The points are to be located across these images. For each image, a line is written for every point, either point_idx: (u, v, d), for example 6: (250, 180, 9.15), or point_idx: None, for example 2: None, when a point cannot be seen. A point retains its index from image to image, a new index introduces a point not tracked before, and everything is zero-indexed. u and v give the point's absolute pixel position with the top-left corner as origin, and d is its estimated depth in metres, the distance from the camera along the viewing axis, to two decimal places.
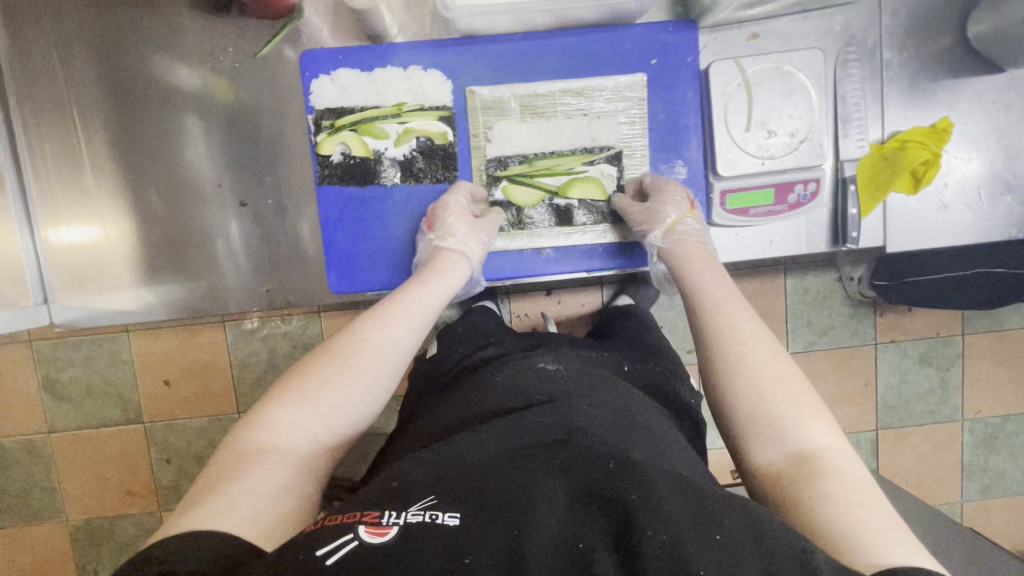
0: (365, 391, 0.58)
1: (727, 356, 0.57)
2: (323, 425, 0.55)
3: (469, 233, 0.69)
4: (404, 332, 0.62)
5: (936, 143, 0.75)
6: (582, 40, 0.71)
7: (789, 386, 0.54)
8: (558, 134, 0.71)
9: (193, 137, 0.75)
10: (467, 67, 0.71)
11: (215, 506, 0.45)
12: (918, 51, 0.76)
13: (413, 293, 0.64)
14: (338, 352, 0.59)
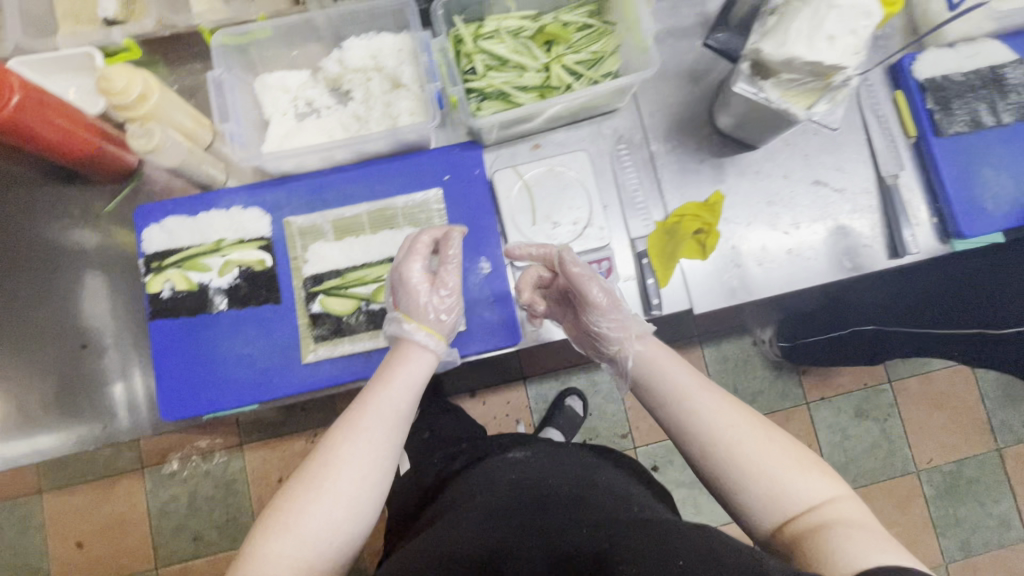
0: (351, 509, 0.54)
1: (724, 449, 0.53)
2: (313, 555, 0.52)
3: (431, 303, 0.69)
4: (371, 443, 0.57)
5: (710, 214, 0.85)
6: (381, 168, 0.82)
7: (788, 453, 0.52)
8: (367, 247, 0.80)
9: (92, 291, 0.86)
10: (286, 202, 0.81)
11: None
12: (684, 143, 0.88)
13: (378, 395, 0.60)
14: (307, 482, 0.54)
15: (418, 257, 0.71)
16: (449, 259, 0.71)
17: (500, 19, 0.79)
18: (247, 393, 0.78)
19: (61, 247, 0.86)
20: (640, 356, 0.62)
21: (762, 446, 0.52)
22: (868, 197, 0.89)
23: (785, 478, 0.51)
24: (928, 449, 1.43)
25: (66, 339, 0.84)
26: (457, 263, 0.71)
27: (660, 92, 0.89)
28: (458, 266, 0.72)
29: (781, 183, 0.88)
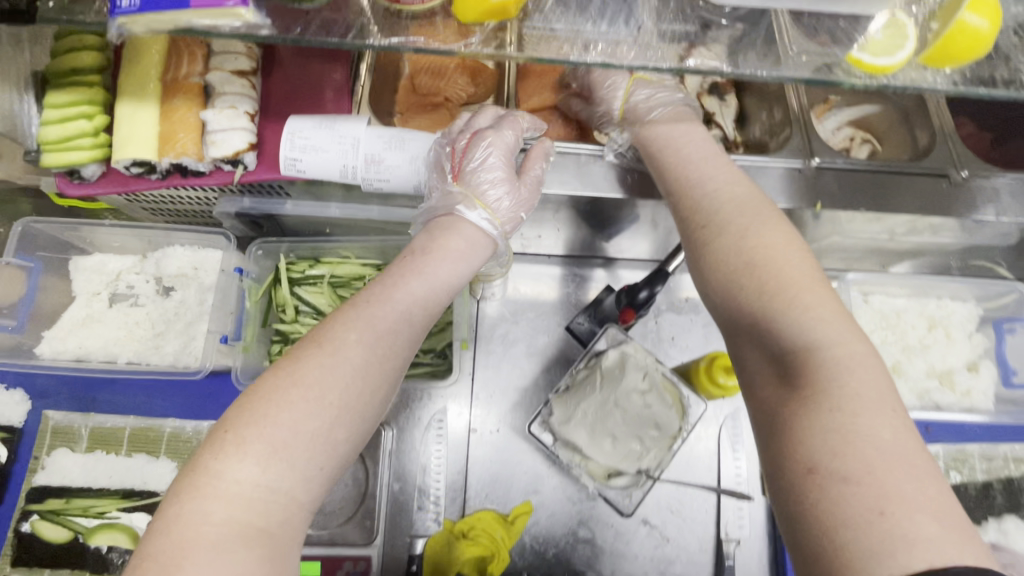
0: (350, 429, 0.43)
1: (781, 301, 0.43)
2: (302, 475, 0.40)
3: (511, 185, 0.56)
4: (410, 296, 0.49)
5: (505, 532, 0.74)
6: (167, 382, 0.76)
7: (833, 312, 0.42)
8: (111, 471, 0.71)
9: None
10: (54, 392, 0.75)
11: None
12: (510, 431, 0.80)
13: (402, 288, 0.48)
14: (289, 372, 0.42)
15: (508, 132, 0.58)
16: (537, 154, 0.58)
17: (330, 267, 0.74)
18: None
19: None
20: (665, 150, 0.55)
21: (820, 320, 0.41)
22: (704, 553, 0.76)
23: (797, 323, 0.41)
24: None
25: None
26: (539, 163, 0.58)
27: (501, 366, 0.83)
28: (539, 166, 0.58)
29: (602, 506, 0.77)
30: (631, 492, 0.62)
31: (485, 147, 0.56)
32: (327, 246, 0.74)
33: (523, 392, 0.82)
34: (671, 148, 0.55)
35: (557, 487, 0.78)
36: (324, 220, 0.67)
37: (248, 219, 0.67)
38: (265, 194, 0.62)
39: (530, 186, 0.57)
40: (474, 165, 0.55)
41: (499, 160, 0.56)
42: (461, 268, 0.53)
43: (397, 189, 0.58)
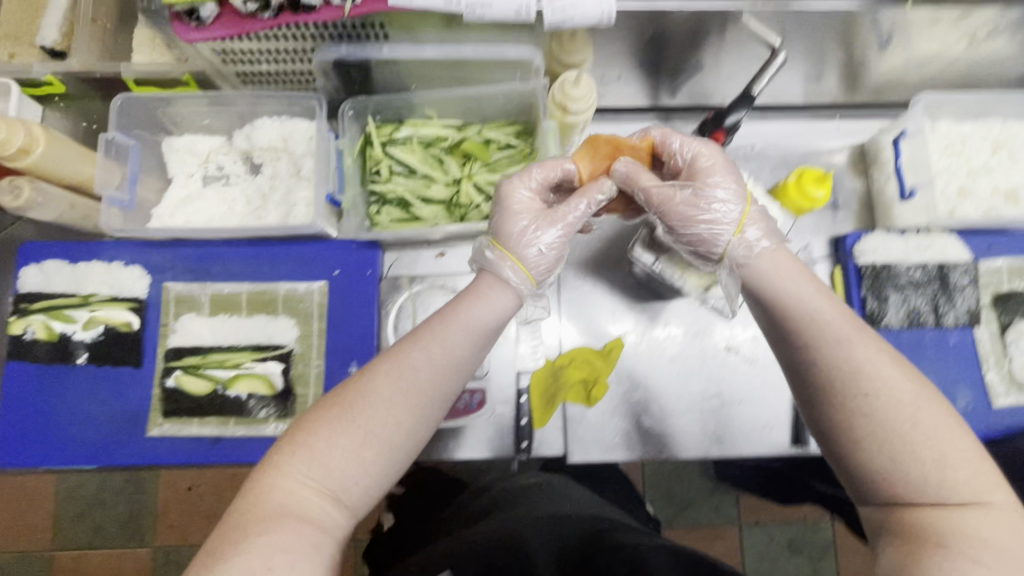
0: (379, 451, 0.51)
1: (880, 425, 0.46)
2: (341, 485, 0.50)
3: (544, 227, 0.57)
4: (443, 369, 0.53)
5: (603, 362, 0.81)
6: (273, 249, 0.80)
7: (940, 423, 0.47)
8: (237, 330, 0.77)
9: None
10: (168, 265, 0.79)
11: (250, 561, 0.45)
12: (596, 277, 0.85)
13: (433, 334, 0.53)
14: (344, 411, 0.51)
15: (529, 181, 0.60)
16: (576, 198, 0.57)
17: (416, 128, 0.77)
18: (83, 455, 0.75)
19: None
20: (747, 266, 0.53)
21: (906, 416, 0.46)
22: (783, 370, 0.83)
23: (906, 445, 0.46)
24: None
25: None
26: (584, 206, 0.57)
27: None
28: (581, 205, 0.57)
29: (686, 337, 0.83)
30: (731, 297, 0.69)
31: (514, 201, 0.59)
32: (411, 105, 0.76)
33: (604, 241, 0.86)
34: (758, 287, 0.52)
35: (644, 324, 0.84)
36: (417, 68, 0.70)
37: (345, 71, 0.69)
38: (367, 37, 0.64)
39: (569, 220, 0.57)
40: (506, 218, 0.59)
41: (530, 207, 0.59)
42: (494, 323, 0.56)
43: (499, 15, 0.57)
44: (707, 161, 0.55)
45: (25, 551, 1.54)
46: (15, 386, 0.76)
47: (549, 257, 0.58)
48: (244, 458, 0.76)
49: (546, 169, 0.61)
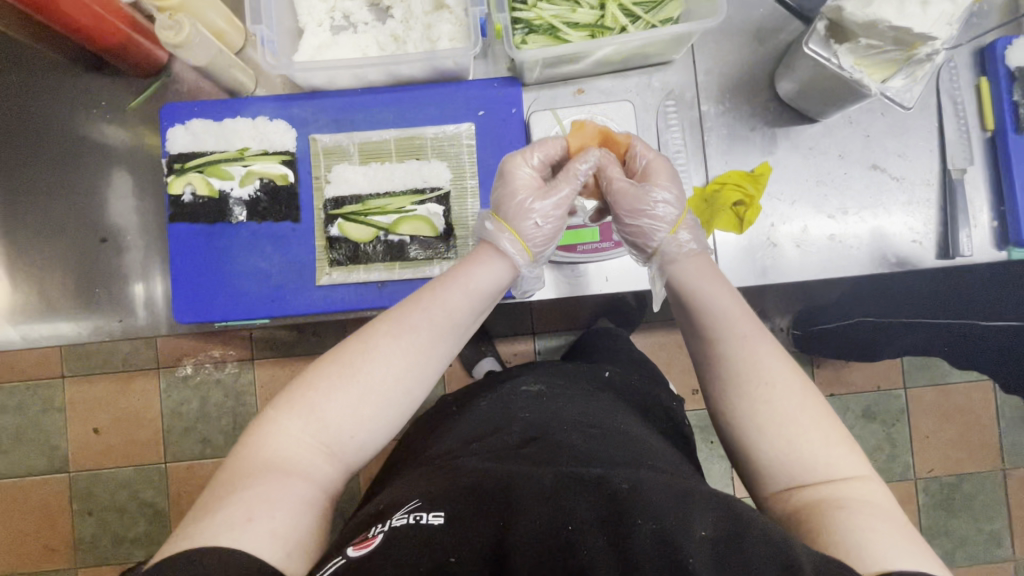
0: (378, 407, 0.55)
1: (765, 403, 0.53)
2: (337, 440, 0.54)
3: (542, 199, 0.65)
4: (403, 356, 0.56)
5: (755, 185, 0.79)
6: (416, 93, 0.78)
7: (799, 410, 0.52)
8: (391, 177, 0.77)
9: (117, 193, 0.88)
10: (311, 117, 0.78)
11: (233, 514, 0.47)
12: (737, 105, 0.83)
13: (432, 296, 0.58)
14: (345, 369, 0.54)
15: (530, 158, 0.67)
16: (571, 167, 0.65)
17: None
18: (260, 307, 0.78)
19: (89, 143, 0.87)
20: (673, 267, 0.61)
21: (792, 406, 0.53)
22: (929, 185, 0.82)
23: (780, 436, 0.52)
24: (933, 459, 1.40)
25: (89, 234, 0.88)
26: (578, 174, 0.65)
27: (718, 46, 0.83)
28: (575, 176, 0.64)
29: (830, 159, 0.82)
30: (910, 88, 0.67)
31: (513, 175, 0.67)
32: None
33: (743, 68, 0.83)
34: (678, 279, 0.60)
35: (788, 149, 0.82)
36: None
37: None
38: None
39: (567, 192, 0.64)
40: (505, 195, 0.66)
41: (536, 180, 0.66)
42: (461, 304, 0.59)
43: None
44: (656, 169, 0.66)
45: (146, 462, 1.56)
46: (183, 247, 0.78)
47: (546, 226, 0.64)
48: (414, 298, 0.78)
49: (533, 153, 0.68)
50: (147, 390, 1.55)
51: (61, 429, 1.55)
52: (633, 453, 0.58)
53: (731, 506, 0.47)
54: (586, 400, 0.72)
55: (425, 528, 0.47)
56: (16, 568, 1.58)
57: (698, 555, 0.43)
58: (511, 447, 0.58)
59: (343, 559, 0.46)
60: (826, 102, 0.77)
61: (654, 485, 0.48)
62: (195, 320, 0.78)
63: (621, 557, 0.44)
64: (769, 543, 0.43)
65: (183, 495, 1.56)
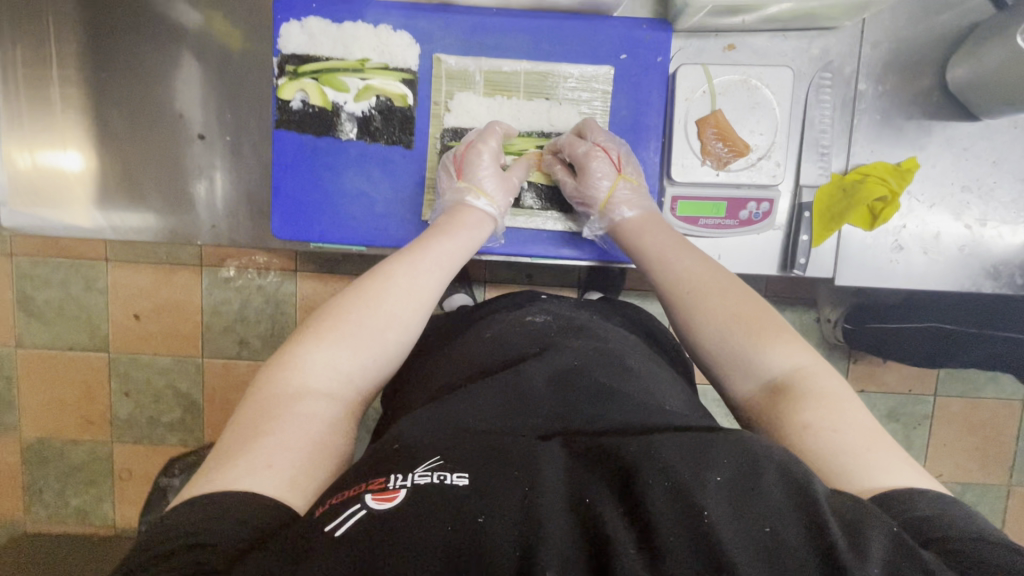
0: (394, 337, 0.58)
1: (690, 302, 0.60)
2: (359, 376, 0.55)
3: (497, 182, 0.71)
4: (424, 281, 0.61)
5: (898, 181, 0.74)
6: (554, 22, 0.71)
7: (732, 311, 0.57)
8: (516, 114, 0.73)
9: (201, 75, 0.78)
10: (437, 34, 0.71)
11: (253, 460, 0.43)
12: (898, 88, 0.75)
13: (434, 248, 0.64)
14: (362, 302, 0.58)
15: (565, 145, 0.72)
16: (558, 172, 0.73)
17: None
18: (361, 232, 0.74)
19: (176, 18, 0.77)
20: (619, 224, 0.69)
21: (723, 306, 0.58)
22: None
23: (736, 330, 0.56)
24: (941, 464, 1.36)
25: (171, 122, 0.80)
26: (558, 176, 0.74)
27: (896, 13, 0.74)
28: (509, 179, 0.72)
29: (982, 164, 0.76)
30: None
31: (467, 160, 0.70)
32: None
33: (915, 46, 0.74)
34: (624, 233, 0.69)
35: (938, 146, 0.76)
36: None
37: None
38: None
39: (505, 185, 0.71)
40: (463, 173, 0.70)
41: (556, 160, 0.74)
42: (460, 253, 0.65)
43: None
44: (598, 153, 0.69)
45: (185, 356, 1.42)
46: (289, 157, 0.73)
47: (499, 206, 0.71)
48: (527, 249, 0.76)
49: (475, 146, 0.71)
50: (189, 285, 1.38)
51: (102, 311, 1.40)
52: (655, 404, 0.52)
53: (752, 453, 0.39)
54: (607, 336, 0.65)
55: (451, 488, 0.36)
56: (32, 445, 1.46)
57: (721, 508, 0.35)
58: (523, 391, 0.51)
59: (364, 512, 0.36)
60: (1008, 103, 0.69)
61: (668, 438, 0.40)
62: (293, 237, 0.75)
63: (651, 518, 0.34)
64: (791, 489, 0.36)
65: (217, 393, 1.44)
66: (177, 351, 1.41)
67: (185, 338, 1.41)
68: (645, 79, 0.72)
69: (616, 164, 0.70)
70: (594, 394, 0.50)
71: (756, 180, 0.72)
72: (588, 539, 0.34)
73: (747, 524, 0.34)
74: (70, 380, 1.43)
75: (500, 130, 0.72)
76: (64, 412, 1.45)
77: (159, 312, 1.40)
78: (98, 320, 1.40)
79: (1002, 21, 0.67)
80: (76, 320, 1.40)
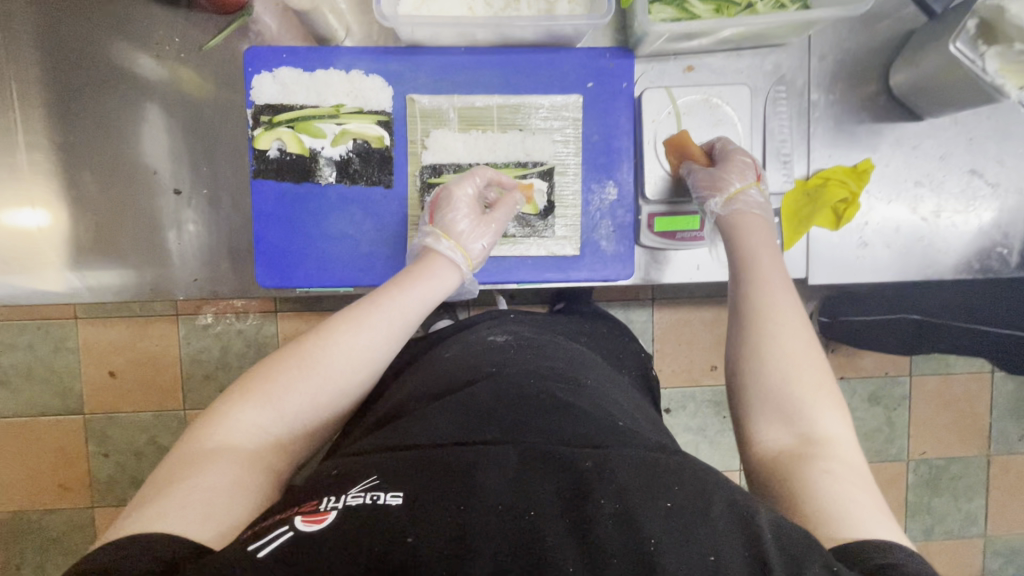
0: (331, 398, 0.56)
1: (767, 326, 0.58)
2: (290, 426, 0.54)
3: (473, 227, 0.70)
4: (367, 340, 0.59)
5: (856, 182, 0.78)
6: (521, 57, 0.74)
7: (801, 355, 0.56)
8: (493, 147, 0.74)
9: (174, 127, 0.78)
10: (409, 75, 0.73)
11: (174, 497, 0.45)
12: (847, 95, 0.80)
13: (385, 303, 0.62)
14: (304, 361, 0.56)
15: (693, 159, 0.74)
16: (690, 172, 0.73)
17: None
18: (347, 273, 0.75)
19: (146, 74, 0.77)
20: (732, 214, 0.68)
21: (793, 346, 0.57)
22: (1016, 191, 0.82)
23: (793, 373, 0.55)
24: (925, 443, 1.40)
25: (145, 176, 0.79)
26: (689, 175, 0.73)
27: (837, 27, 0.79)
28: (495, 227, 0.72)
29: (930, 160, 0.81)
30: None
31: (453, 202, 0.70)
32: None
33: (858, 56, 0.80)
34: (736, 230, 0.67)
35: (889, 146, 0.81)
36: None
37: None
38: None
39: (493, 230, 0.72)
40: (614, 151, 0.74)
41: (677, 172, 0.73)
42: (412, 304, 0.63)
43: None
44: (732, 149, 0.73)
45: (165, 409, 1.37)
46: (269, 206, 0.73)
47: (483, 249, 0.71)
48: (514, 274, 0.77)
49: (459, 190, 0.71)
50: (166, 337, 1.34)
51: (75, 372, 1.34)
52: (601, 410, 0.52)
53: (700, 482, 0.43)
54: (563, 347, 0.67)
55: (384, 509, 0.40)
56: (8, 521, 1.38)
57: (660, 531, 0.39)
58: (467, 404, 0.51)
59: (292, 534, 0.39)
60: (947, 104, 0.74)
61: (624, 459, 0.44)
62: (279, 284, 0.75)
63: (581, 535, 0.38)
64: (735, 520, 0.40)
65: None
66: (156, 405, 1.36)
67: (163, 391, 1.36)
68: (613, 105, 0.75)
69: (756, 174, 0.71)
70: (539, 409, 0.50)
71: None
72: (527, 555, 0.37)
73: (684, 551, 0.38)
74: (42, 447, 1.36)
75: (483, 177, 0.72)
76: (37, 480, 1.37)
77: (133, 367, 1.35)
78: (69, 382, 1.34)
79: (933, 30, 0.73)
80: (46, 382, 1.34)
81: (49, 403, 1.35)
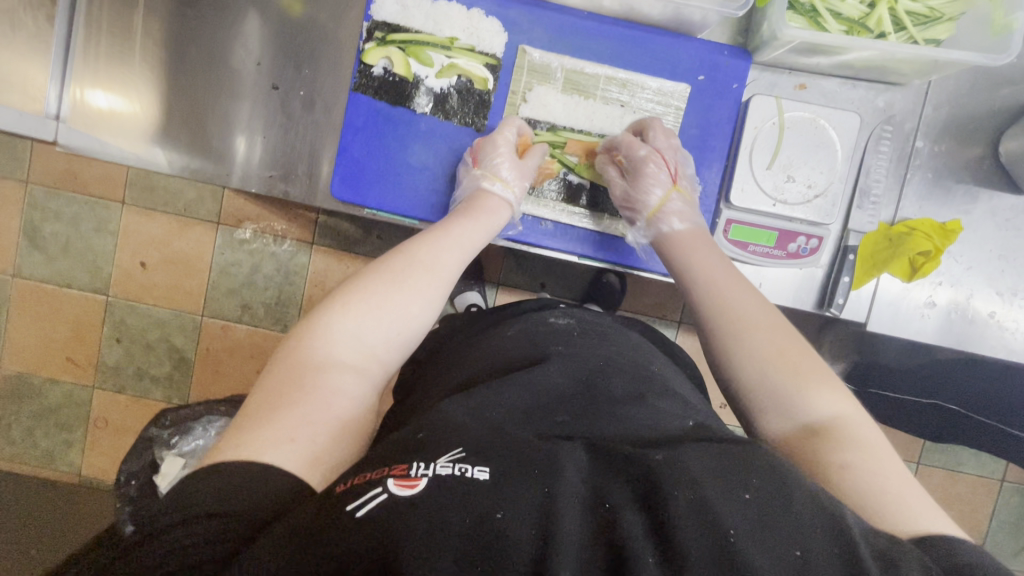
0: (420, 310, 0.59)
1: (725, 330, 0.59)
2: (383, 341, 0.56)
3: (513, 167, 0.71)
4: (446, 263, 0.62)
5: (941, 240, 0.75)
6: (640, 34, 0.73)
7: (778, 349, 0.56)
8: (590, 115, 0.75)
9: (281, 24, 0.78)
10: (526, 25, 0.72)
11: (278, 432, 0.45)
12: (953, 151, 0.78)
13: (450, 233, 0.64)
14: (392, 274, 0.59)
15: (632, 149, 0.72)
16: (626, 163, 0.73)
17: None
18: (420, 205, 0.75)
19: None
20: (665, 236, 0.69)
21: (763, 339, 0.57)
22: None
23: (790, 377, 0.53)
24: None
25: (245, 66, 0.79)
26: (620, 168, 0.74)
27: (959, 80, 0.77)
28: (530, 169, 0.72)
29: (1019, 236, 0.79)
30: None
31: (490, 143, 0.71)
32: None
33: (974, 115, 0.78)
34: (669, 246, 0.69)
35: (982, 212, 0.79)
36: None
37: None
38: None
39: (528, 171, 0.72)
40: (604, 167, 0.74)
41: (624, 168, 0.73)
42: (478, 235, 0.66)
43: None
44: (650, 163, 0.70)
45: (184, 310, 1.37)
46: (362, 122, 0.74)
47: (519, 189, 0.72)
48: (580, 248, 0.77)
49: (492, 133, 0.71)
50: (203, 240, 1.34)
51: (109, 253, 1.35)
52: (673, 410, 0.52)
53: (779, 475, 0.42)
54: (620, 342, 0.65)
55: (472, 480, 0.39)
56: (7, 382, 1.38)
57: (739, 525, 0.38)
58: (542, 387, 0.52)
59: (385, 495, 0.39)
60: None
61: (698, 456, 0.43)
62: (350, 200, 0.75)
63: (658, 532, 0.38)
64: (826, 524, 0.38)
65: (211, 354, 1.37)
66: (178, 304, 1.36)
67: (187, 292, 1.36)
68: (718, 103, 0.75)
69: (671, 173, 0.70)
70: (615, 400, 0.51)
71: (810, 217, 0.74)
72: (610, 543, 0.37)
73: (771, 544, 0.37)
74: (58, 318, 1.37)
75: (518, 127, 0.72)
76: (46, 350, 1.38)
77: (164, 262, 1.35)
78: (100, 263, 1.35)
79: None
80: (79, 257, 1.35)
81: (75, 279, 1.36)
